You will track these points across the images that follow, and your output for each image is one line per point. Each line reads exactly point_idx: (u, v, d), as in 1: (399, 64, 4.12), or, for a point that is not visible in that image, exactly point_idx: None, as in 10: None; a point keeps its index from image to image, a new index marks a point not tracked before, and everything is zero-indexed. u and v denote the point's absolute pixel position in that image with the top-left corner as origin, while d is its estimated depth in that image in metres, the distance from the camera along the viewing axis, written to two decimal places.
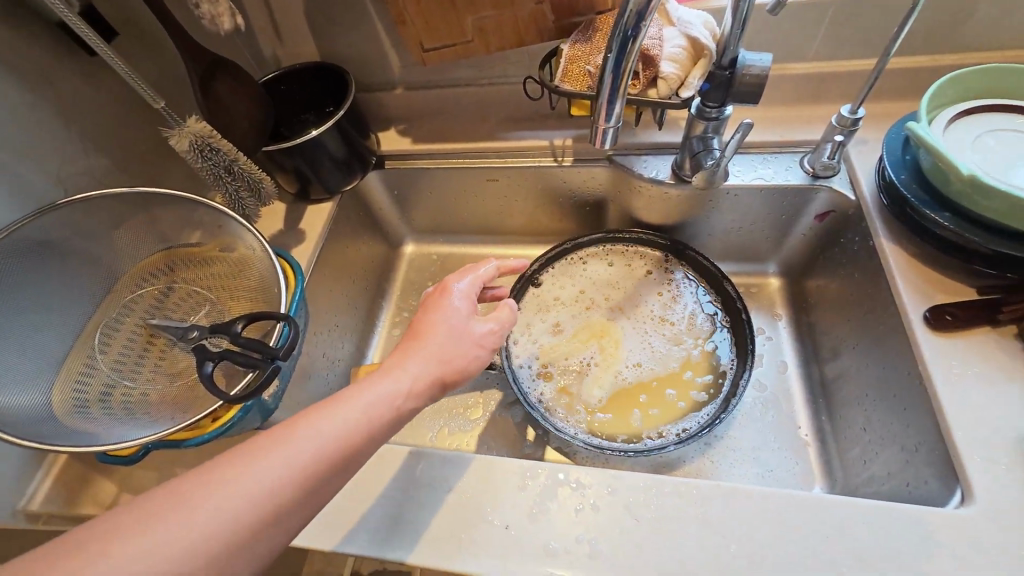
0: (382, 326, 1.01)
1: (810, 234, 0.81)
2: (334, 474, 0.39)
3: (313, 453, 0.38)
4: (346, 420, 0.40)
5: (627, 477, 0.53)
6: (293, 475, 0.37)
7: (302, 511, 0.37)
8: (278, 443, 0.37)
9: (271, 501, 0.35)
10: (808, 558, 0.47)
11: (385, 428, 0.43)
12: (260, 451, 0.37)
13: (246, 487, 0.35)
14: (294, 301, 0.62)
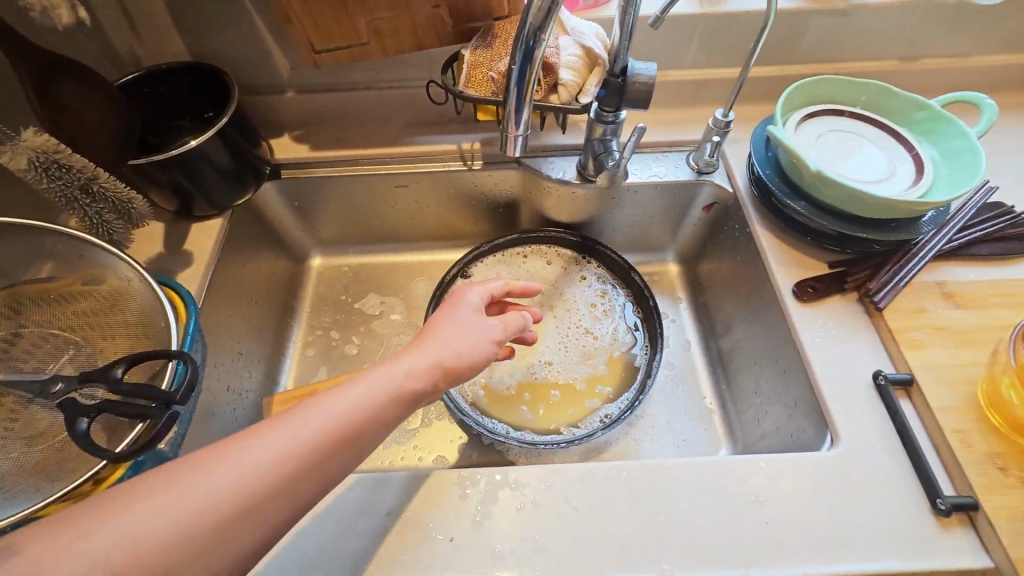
0: (293, 348, 0.93)
1: (699, 224, 0.91)
2: (312, 473, 0.39)
3: (295, 448, 0.39)
4: (333, 413, 0.41)
5: (563, 469, 0.55)
6: (284, 460, 0.38)
7: (279, 507, 0.37)
8: (274, 427, 0.39)
9: (262, 480, 0.37)
10: (724, 515, 0.52)
11: (380, 426, 0.43)
12: (259, 433, 0.39)
13: (222, 478, 0.36)
14: (187, 337, 0.55)
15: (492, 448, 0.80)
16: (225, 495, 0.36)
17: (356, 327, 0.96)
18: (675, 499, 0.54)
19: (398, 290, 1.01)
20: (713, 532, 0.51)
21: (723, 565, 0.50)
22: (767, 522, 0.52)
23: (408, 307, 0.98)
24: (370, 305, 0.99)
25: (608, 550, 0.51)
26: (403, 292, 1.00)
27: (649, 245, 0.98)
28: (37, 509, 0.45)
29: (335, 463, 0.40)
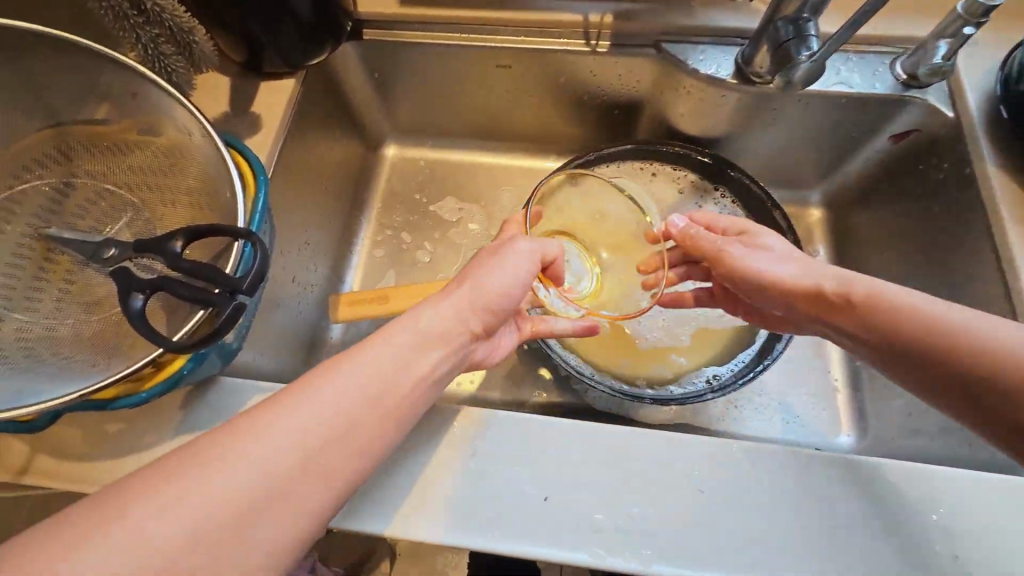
0: (361, 246, 0.84)
1: (875, 159, 0.70)
2: (372, 421, 0.35)
3: (357, 390, 0.35)
4: (374, 363, 0.37)
5: (689, 442, 0.45)
6: (331, 419, 0.33)
7: (354, 453, 0.34)
8: (310, 384, 0.34)
9: (308, 442, 0.32)
10: (894, 534, 0.41)
11: (430, 373, 0.40)
12: (294, 391, 0.34)
13: (289, 424, 0.32)
14: (256, 214, 0.45)
15: (570, 389, 0.70)
16: (295, 440, 0.32)
17: (430, 233, 0.85)
18: (829, 502, 0.43)
19: (479, 197, 0.88)
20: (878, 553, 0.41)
21: None
22: (953, 555, 0.40)
23: (488, 217, 0.86)
24: (446, 210, 0.87)
25: (739, 547, 0.41)
26: (484, 200, 0.88)
27: (792, 180, 0.79)
28: (91, 392, 0.39)
29: (398, 408, 0.37)
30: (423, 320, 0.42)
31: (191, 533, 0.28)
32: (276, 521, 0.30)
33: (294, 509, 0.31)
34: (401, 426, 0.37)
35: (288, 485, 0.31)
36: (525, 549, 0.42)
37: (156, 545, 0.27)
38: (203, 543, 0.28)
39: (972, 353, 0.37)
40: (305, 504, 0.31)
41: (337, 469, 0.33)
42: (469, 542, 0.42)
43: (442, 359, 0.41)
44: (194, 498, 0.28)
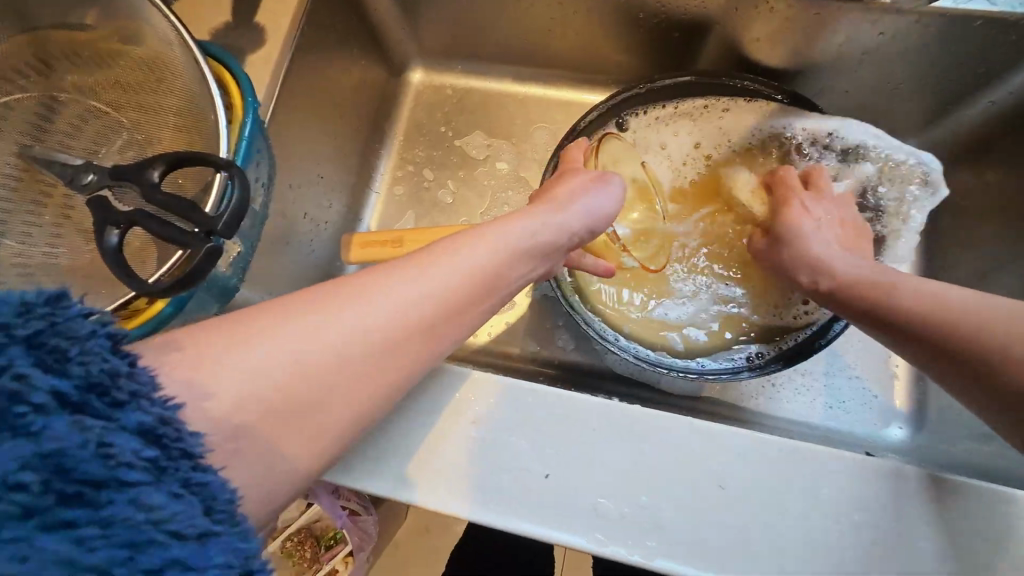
0: (381, 182, 0.79)
1: (1002, 105, 0.56)
2: (476, 304, 0.37)
3: (445, 288, 0.34)
4: (485, 256, 0.37)
5: (715, 435, 0.39)
6: (442, 294, 0.34)
7: (429, 345, 0.34)
8: (426, 258, 0.35)
9: (421, 311, 0.33)
10: (951, 563, 0.35)
11: (510, 281, 0.39)
12: (409, 263, 0.34)
13: (380, 303, 0.32)
14: (240, 141, 0.40)
15: (591, 352, 0.65)
16: (385, 322, 0.32)
17: (454, 170, 0.79)
18: (875, 518, 0.37)
19: (509, 132, 0.80)
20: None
21: None
22: None
23: (518, 156, 0.78)
24: (473, 146, 0.80)
25: (759, 552, 0.37)
26: (516, 136, 0.79)
27: (884, 127, 0.66)
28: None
29: (493, 294, 0.38)
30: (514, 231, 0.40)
31: (283, 386, 0.29)
32: (351, 392, 0.31)
33: (396, 367, 0.33)
34: (473, 326, 0.38)
35: (371, 361, 0.31)
36: (521, 526, 0.39)
37: (252, 389, 0.28)
38: (295, 396, 0.29)
39: (963, 337, 0.39)
40: (381, 382, 0.32)
41: (413, 357, 0.33)
42: (463, 513, 0.40)
43: (521, 268, 0.41)
44: (291, 350, 0.29)
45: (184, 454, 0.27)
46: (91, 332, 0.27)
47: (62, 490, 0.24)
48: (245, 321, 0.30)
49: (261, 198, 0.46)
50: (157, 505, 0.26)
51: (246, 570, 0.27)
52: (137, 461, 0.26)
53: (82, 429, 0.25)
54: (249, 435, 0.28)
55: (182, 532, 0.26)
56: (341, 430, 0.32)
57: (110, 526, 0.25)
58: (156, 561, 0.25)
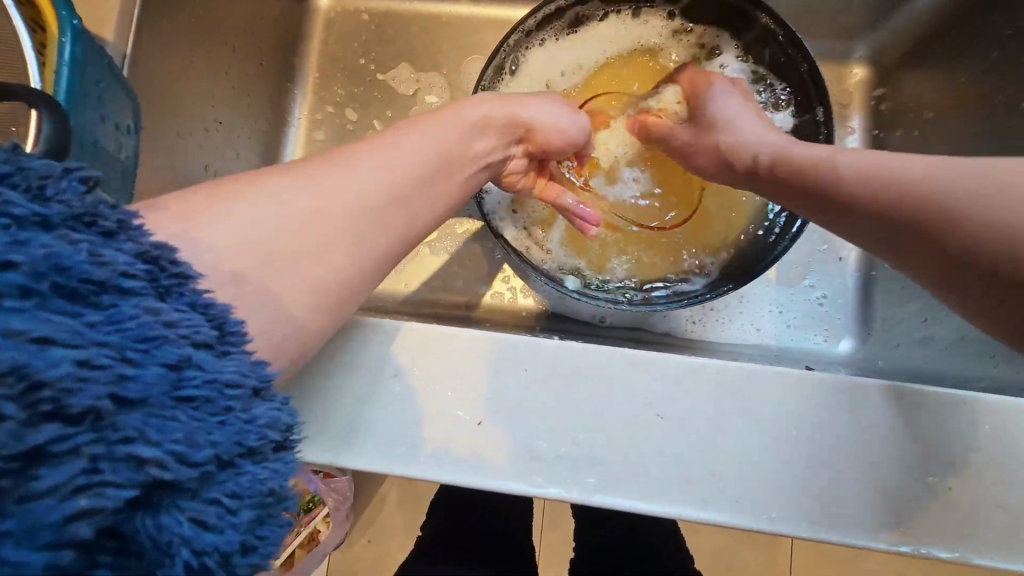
0: (298, 127, 0.70)
1: None
2: (442, 181, 0.37)
3: (417, 152, 0.36)
4: (445, 136, 0.38)
5: (646, 360, 0.37)
6: (414, 167, 0.35)
7: (413, 209, 0.35)
8: (397, 135, 0.36)
9: (396, 180, 0.34)
10: (888, 468, 0.35)
11: (472, 155, 0.41)
12: (381, 139, 0.35)
13: (358, 160, 0.33)
14: (62, 69, 0.34)
15: (546, 294, 0.62)
16: (372, 177, 0.33)
17: (379, 109, 0.70)
18: (812, 427, 0.36)
19: (439, 62, 0.71)
20: (857, 485, 0.35)
21: (868, 531, 0.34)
22: (949, 487, 0.34)
23: (450, 88, 0.70)
24: (399, 80, 0.71)
25: (696, 478, 0.35)
26: (447, 66, 0.71)
27: (833, 24, 0.61)
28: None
29: (454, 168, 0.38)
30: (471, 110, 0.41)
31: (276, 234, 0.29)
32: (341, 249, 0.31)
33: (371, 240, 0.32)
34: (447, 205, 0.39)
35: (356, 216, 0.31)
36: (453, 478, 0.37)
37: (247, 235, 0.28)
38: (281, 248, 0.29)
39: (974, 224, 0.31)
40: (377, 237, 0.32)
41: (396, 223, 0.33)
42: (394, 472, 0.37)
43: (484, 147, 0.42)
44: (288, 204, 0.30)
45: (183, 276, 0.26)
46: (64, 171, 0.25)
47: (62, 285, 0.23)
48: (229, 184, 0.30)
49: (127, 151, 0.39)
50: (166, 310, 0.25)
51: (262, 390, 0.26)
52: (134, 271, 0.24)
53: (72, 240, 0.23)
54: (246, 285, 0.28)
55: (193, 337, 0.25)
56: (329, 293, 0.31)
57: (118, 322, 0.23)
58: (173, 357, 0.24)
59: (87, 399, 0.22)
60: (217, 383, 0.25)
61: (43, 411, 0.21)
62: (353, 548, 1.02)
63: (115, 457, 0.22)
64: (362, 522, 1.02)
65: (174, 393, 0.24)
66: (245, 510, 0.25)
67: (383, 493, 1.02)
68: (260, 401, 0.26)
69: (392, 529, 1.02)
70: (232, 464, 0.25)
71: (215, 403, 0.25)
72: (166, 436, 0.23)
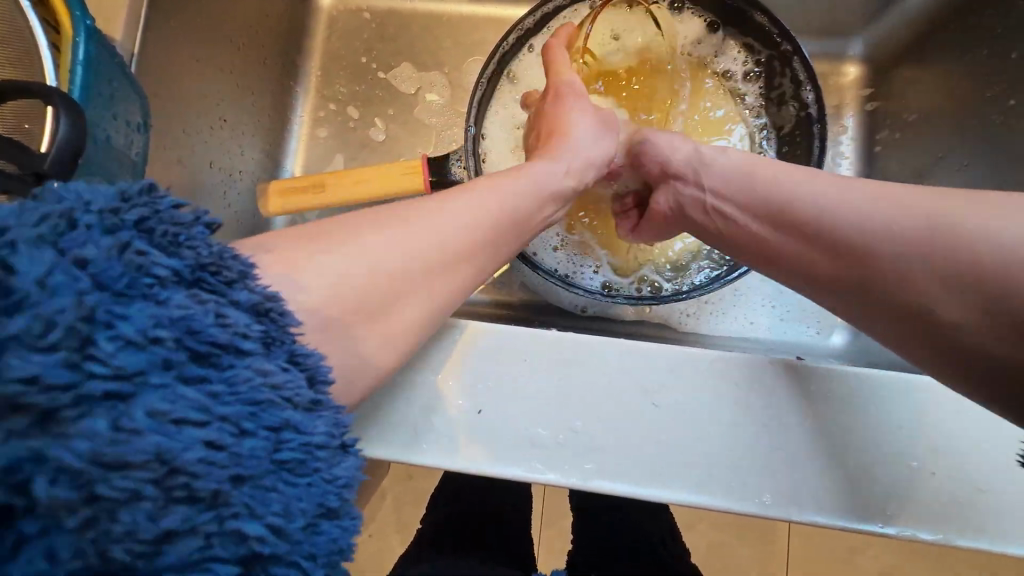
0: (301, 125, 0.71)
1: None
2: (512, 234, 0.39)
3: (491, 212, 0.37)
4: (518, 188, 0.40)
5: (641, 349, 0.39)
6: (491, 223, 0.37)
7: (483, 263, 0.37)
8: (481, 187, 0.38)
9: (475, 235, 0.36)
10: (878, 455, 0.36)
11: (541, 215, 0.43)
12: (466, 192, 0.38)
13: (441, 219, 0.35)
14: (76, 68, 0.35)
15: (540, 289, 0.63)
16: (455, 231, 0.35)
17: (381, 108, 0.71)
18: (806, 415, 0.37)
19: (440, 61, 0.72)
20: (846, 471, 0.36)
21: (858, 514, 0.35)
22: (936, 471, 0.36)
23: (451, 86, 0.71)
24: (402, 79, 0.72)
25: (691, 466, 0.37)
26: (448, 65, 0.72)
27: (829, 22, 0.62)
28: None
29: (525, 222, 0.40)
30: (543, 167, 0.44)
31: (364, 284, 0.31)
32: (422, 297, 0.33)
33: (438, 294, 0.34)
34: (512, 254, 0.40)
35: (438, 268, 0.34)
36: (456, 465, 0.38)
37: (339, 284, 0.30)
38: (376, 298, 0.31)
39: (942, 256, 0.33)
40: (444, 290, 0.35)
41: (469, 274, 0.36)
42: (397, 459, 0.38)
43: (552, 203, 0.44)
44: (381, 253, 0.32)
45: (289, 329, 0.27)
46: (192, 219, 0.26)
47: (195, 350, 0.24)
48: (335, 233, 0.32)
49: (137, 148, 0.41)
50: (274, 371, 0.26)
51: (341, 444, 0.28)
52: (250, 333, 0.25)
53: (199, 300, 0.24)
54: (335, 332, 0.30)
55: (295, 399, 0.26)
56: (405, 338, 0.33)
57: (233, 387, 0.24)
58: (276, 422, 0.25)
59: (211, 483, 0.23)
60: (310, 446, 0.26)
61: (175, 496, 0.22)
62: None
63: (225, 532, 0.24)
64: (362, 518, 1.03)
65: (275, 458, 0.25)
66: (317, 570, 0.27)
67: (384, 488, 1.03)
68: (341, 457, 0.28)
69: (393, 525, 1.03)
70: (313, 525, 0.26)
71: (306, 464, 0.26)
72: (267, 510, 0.25)
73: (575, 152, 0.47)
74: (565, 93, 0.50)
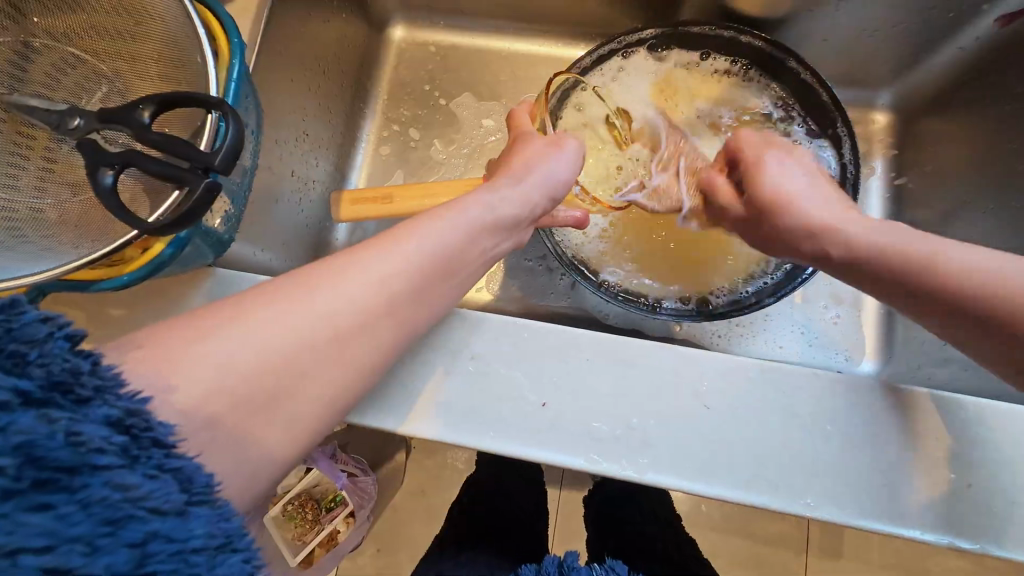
0: (366, 142, 0.78)
1: (971, 52, 0.58)
2: (439, 281, 0.39)
3: (400, 270, 0.36)
4: (440, 237, 0.39)
5: (696, 354, 0.42)
6: (404, 277, 0.36)
7: (401, 321, 0.37)
8: (395, 239, 0.38)
9: (380, 294, 0.35)
10: (914, 464, 0.39)
11: (472, 254, 0.42)
12: (370, 247, 0.37)
13: (336, 291, 0.34)
14: (229, 83, 0.40)
15: (581, 302, 0.67)
16: (351, 298, 0.34)
17: (441, 131, 0.78)
18: (845, 423, 0.40)
19: (498, 92, 0.79)
20: (884, 478, 0.39)
21: (896, 519, 0.38)
22: (970, 484, 0.38)
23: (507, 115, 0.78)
24: (463, 107, 0.78)
25: (738, 463, 0.40)
26: (505, 97, 0.79)
27: (859, 76, 0.68)
28: (63, 273, 0.38)
29: (457, 271, 0.40)
30: (477, 208, 0.43)
31: (255, 370, 0.31)
32: (329, 369, 0.33)
33: (343, 364, 0.34)
34: (445, 308, 0.40)
35: (339, 337, 0.33)
36: (517, 451, 0.41)
37: (220, 380, 0.30)
38: (276, 380, 0.31)
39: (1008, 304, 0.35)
40: (355, 361, 0.34)
41: (386, 333, 0.36)
42: (460, 441, 0.42)
43: (485, 245, 0.43)
44: (272, 341, 0.31)
45: (156, 441, 0.28)
46: (49, 333, 0.28)
47: (37, 478, 0.25)
48: (215, 314, 0.32)
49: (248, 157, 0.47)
50: (135, 485, 0.27)
51: (228, 544, 0.28)
52: (108, 447, 0.27)
53: (49, 420, 0.26)
54: (229, 422, 0.30)
55: (161, 508, 0.27)
56: (310, 416, 0.33)
57: (87, 507, 0.26)
58: (138, 536, 0.26)
59: None
60: (183, 551, 0.27)
61: None
62: (363, 556, 1.04)
63: None
64: (375, 530, 1.04)
65: (139, 570, 0.26)
66: None
67: (397, 503, 1.05)
68: (226, 556, 0.28)
69: (405, 539, 1.04)
70: None
71: (180, 573, 0.27)
72: None
73: (525, 186, 0.48)
74: (520, 137, 0.55)
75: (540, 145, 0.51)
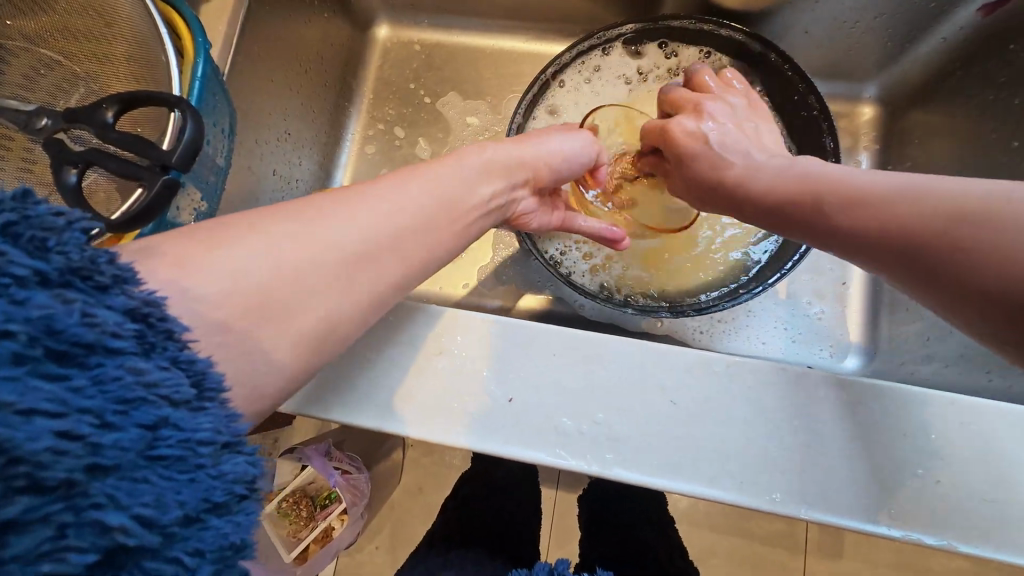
0: (352, 140, 0.78)
1: (953, 42, 0.57)
2: (448, 225, 0.39)
3: (415, 204, 0.37)
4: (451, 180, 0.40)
5: (662, 349, 0.42)
6: (417, 212, 0.37)
7: (413, 252, 0.36)
8: (408, 176, 0.38)
9: (395, 223, 0.35)
10: (881, 459, 0.38)
11: (480, 202, 0.42)
12: (386, 181, 0.37)
13: (356, 214, 0.34)
14: (194, 81, 0.42)
15: (564, 299, 0.67)
16: (370, 221, 0.34)
17: (426, 129, 0.78)
18: (812, 417, 0.39)
19: (483, 90, 0.79)
20: (851, 474, 0.38)
21: (864, 515, 0.37)
22: (938, 479, 0.38)
23: (492, 113, 0.78)
24: (448, 105, 0.79)
25: (703, 460, 0.39)
26: (490, 95, 0.79)
27: (843, 69, 0.67)
28: None
29: (462, 217, 0.40)
30: (481, 160, 0.44)
31: (268, 281, 0.30)
32: (342, 292, 0.33)
33: (354, 291, 0.34)
34: (449, 254, 0.40)
35: (356, 259, 0.33)
36: (485, 447, 0.41)
37: (235, 284, 0.30)
38: (286, 295, 0.31)
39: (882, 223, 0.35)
40: (365, 287, 0.34)
41: (397, 262, 0.36)
42: (428, 437, 0.42)
43: (494, 192, 0.44)
44: (288, 255, 0.31)
45: (170, 334, 0.27)
46: (68, 222, 0.25)
47: (53, 349, 0.23)
48: (231, 225, 0.31)
49: (221, 157, 0.48)
50: (149, 370, 0.25)
51: (234, 444, 0.28)
52: (123, 331, 0.25)
53: (65, 300, 0.24)
54: (233, 333, 0.29)
55: (172, 398, 0.26)
56: (318, 335, 0.33)
57: (101, 384, 0.24)
58: (150, 419, 0.25)
59: (61, 473, 0.23)
60: (192, 442, 0.26)
61: (16, 487, 0.22)
62: (361, 552, 1.05)
63: (82, 524, 0.23)
64: (372, 527, 1.05)
65: (147, 453, 0.25)
66: (206, 567, 0.26)
67: (394, 500, 1.05)
68: (231, 456, 0.27)
69: (402, 536, 1.05)
70: (199, 521, 0.26)
71: (187, 461, 0.26)
72: (134, 501, 0.24)
73: (528, 150, 0.48)
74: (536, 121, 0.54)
75: (556, 125, 0.52)
